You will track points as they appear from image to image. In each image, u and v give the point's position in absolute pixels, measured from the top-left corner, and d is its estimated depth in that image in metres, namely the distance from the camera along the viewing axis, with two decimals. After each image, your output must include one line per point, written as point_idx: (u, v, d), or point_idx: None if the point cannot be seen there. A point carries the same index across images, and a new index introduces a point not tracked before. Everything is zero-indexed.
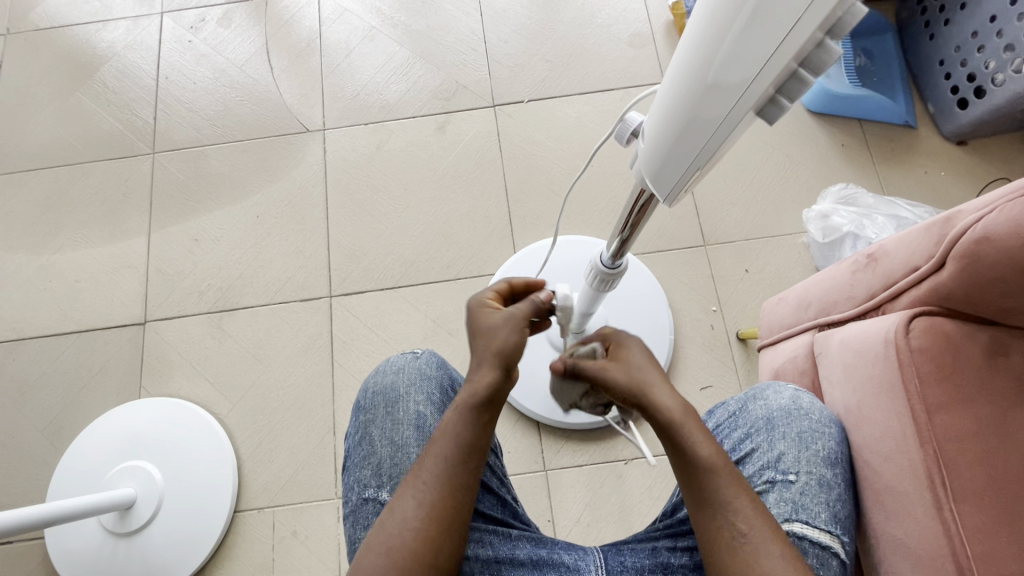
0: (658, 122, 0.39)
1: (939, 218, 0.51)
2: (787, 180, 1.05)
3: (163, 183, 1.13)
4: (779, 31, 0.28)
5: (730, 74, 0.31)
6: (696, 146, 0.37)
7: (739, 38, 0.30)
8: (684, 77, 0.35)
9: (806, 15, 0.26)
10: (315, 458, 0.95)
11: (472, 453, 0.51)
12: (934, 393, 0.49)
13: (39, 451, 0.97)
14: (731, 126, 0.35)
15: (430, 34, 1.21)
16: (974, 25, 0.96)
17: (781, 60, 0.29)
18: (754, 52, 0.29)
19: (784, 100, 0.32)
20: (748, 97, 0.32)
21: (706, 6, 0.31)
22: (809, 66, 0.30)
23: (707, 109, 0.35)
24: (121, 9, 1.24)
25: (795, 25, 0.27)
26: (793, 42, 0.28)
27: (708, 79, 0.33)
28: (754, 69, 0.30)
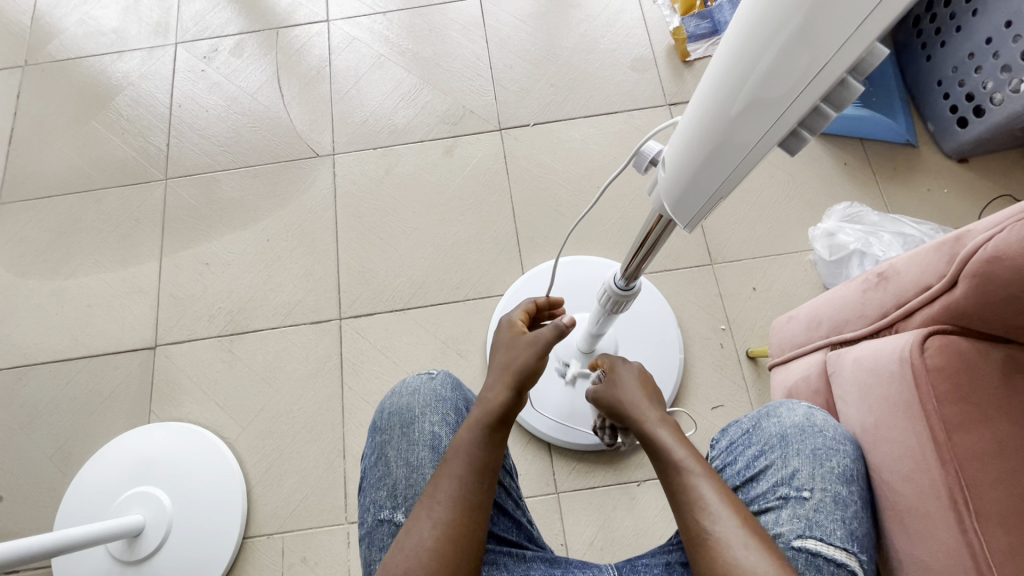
0: (679, 153, 0.40)
1: (949, 238, 0.51)
2: (791, 199, 1.06)
3: (175, 209, 1.14)
4: (807, 72, 0.29)
5: (757, 110, 0.33)
6: (718, 176, 0.38)
7: (774, 64, 0.30)
8: (709, 111, 0.36)
9: (834, 60, 0.27)
10: (325, 483, 0.95)
11: (485, 472, 0.52)
12: (953, 412, 0.49)
13: (48, 477, 0.96)
14: (760, 152, 0.35)
15: (437, 61, 1.24)
16: (970, 46, 0.98)
17: (816, 88, 0.29)
18: (780, 90, 0.31)
19: (805, 134, 0.33)
20: (771, 133, 0.33)
21: (734, 45, 0.32)
22: (832, 102, 0.31)
23: (738, 134, 0.35)
24: (136, 40, 1.27)
25: (833, 55, 0.27)
26: (830, 70, 0.28)
27: (732, 114, 0.34)
28: (779, 107, 0.32)
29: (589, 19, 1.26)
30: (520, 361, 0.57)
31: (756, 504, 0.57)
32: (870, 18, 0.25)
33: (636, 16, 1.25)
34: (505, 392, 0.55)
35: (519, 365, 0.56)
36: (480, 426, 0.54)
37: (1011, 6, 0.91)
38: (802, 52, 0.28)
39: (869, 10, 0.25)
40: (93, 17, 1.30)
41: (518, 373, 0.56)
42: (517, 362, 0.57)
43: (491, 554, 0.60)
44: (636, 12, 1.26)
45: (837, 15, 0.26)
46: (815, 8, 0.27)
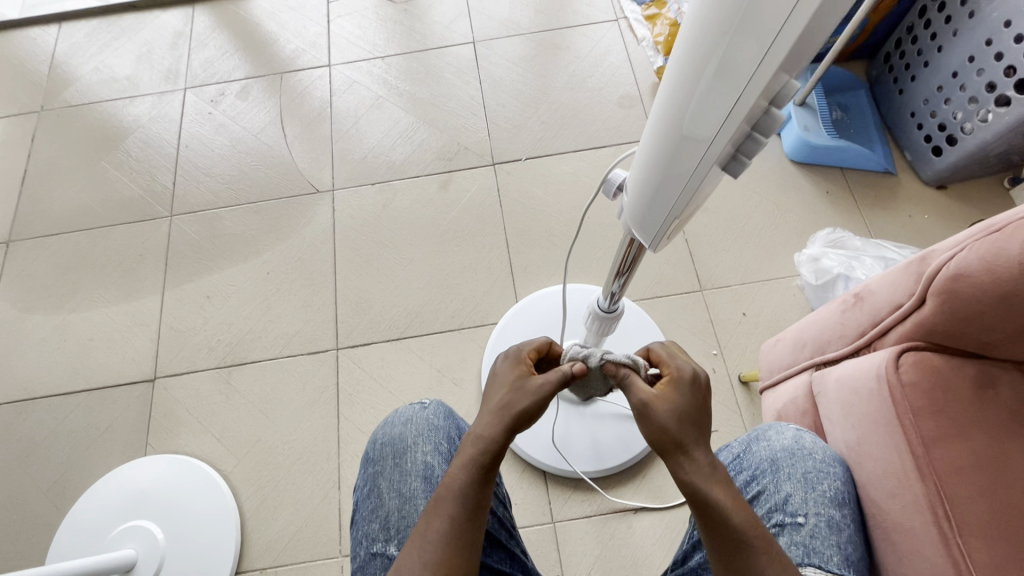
0: (637, 178, 0.43)
1: (915, 258, 0.54)
2: (777, 226, 1.09)
3: (178, 244, 1.18)
4: (727, 104, 0.32)
5: (694, 137, 0.36)
6: (671, 197, 0.41)
7: (700, 101, 0.34)
8: (656, 138, 0.39)
9: (745, 95, 0.31)
10: (319, 515, 0.94)
11: (478, 510, 0.50)
12: (929, 427, 0.50)
13: (41, 512, 0.96)
14: (701, 178, 0.39)
15: (434, 102, 1.29)
16: (938, 80, 1.03)
17: (736, 119, 0.33)
18: (710, 117, 0.34)
19: (743, 157, 0.37)
20: (709, 156, 0.36)
21: (669, 79, 0.36)
22: (761, 130, 0.35)
23: (680, 163, 0.38)
24: (147, 86, 1.34)
25: (744, 91, 0.31)
26: (744, 104, 0.32)
27: (675, 141, 0.37)
28: (709, 137, 0.35)
29: (577, 60, 1.32)
30: (521, 404, 0.53)
31: None
32: (772, 50, 0.28)
33: (622, 57, 1.32)
34: (498, 429, 0.52)
35: (519, 409, 0.52)
36: (474, 463, 0.51)
37: (972, 42, 0.96)
38: (720, 90, 0.32)
39: (770, 43, 0.28)
40: (108, 65, 1.37)
41: (519, 416, 0.52)
42: (518, 405, 0.53)
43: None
44: (622, 53, 1.32)
45: (744, 49, 0.29)
46: (728, 43, 0.30)
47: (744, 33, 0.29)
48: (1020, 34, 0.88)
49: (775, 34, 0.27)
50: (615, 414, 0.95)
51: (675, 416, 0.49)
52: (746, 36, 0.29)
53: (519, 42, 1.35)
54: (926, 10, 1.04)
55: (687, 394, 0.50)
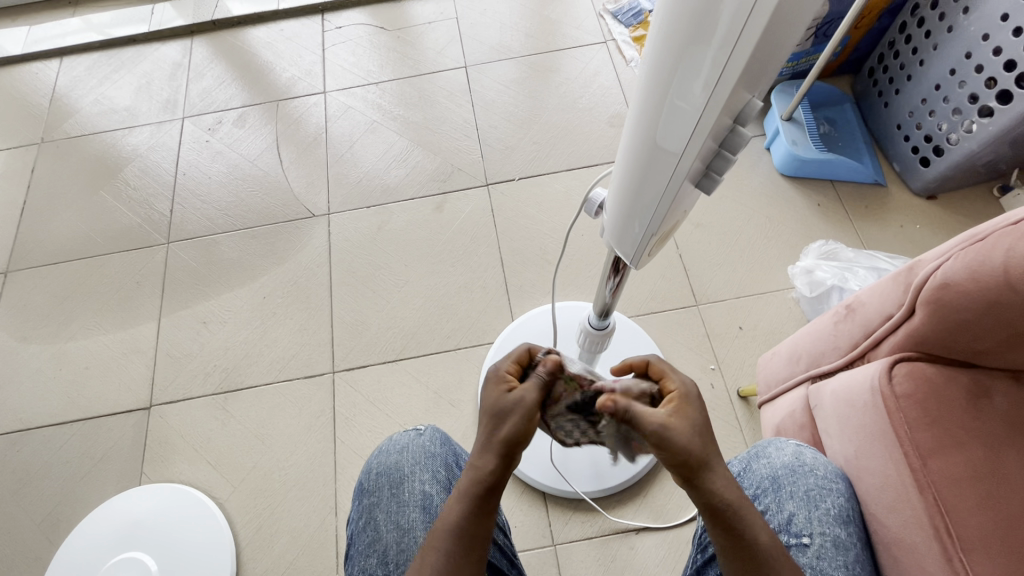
0: (615, 194, 0.44)
1: (903, 268, 0.54)
2: (770, 240, 1.10)
3: (175, 270, 1.18)
4: (689, 124, 0.33)
5: (663, 149, 0.36)
6: (648, 212, 0.42)
7: (666, 120, 0.35)
8: (631, 153, 0.40)
9: (706, 114, 0.32)
10: (316, 542, 0.93)
11: (475, 543, 0.47)
12: (924, 439, 0.49)
13: (34, 546, 0.95)
14: (674, 195, 0.39)
15: (428, 124, 1.32)
16: (921, 93, 1.04)
17: (700, 137, 0.34)
18: (677, 131, 0.34)
19: (714, 175, 0.38)
20: (680, 170, 0.37)
21: (638, 98, 0.36)
22: (729, 148, 0.36)
23: (653, 180, 0.39)
24: (146, 116, 1.36)
25: (704, 110, 0.32)
26: (707, 123, 0.33)
27: (647, 156, 0.38)
28: (677, 154, 0.36)
29: (567, 82, 1.35)
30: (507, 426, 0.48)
31: None
32: (729, 63, 0.29)
33: (611, 77, 1.35)
34: (493, 460, 0.48)
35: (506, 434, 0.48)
36: (468, 493, 0.48)
37: (952, 56, 0.98)
38: (683, 110, 0.33)
39: (726, 56, 0.29)
40: (108, 97, 1.40)
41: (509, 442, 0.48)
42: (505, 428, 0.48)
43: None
44: (611, 74, 1.35)
45: (702, 65, 0.30)
46: (686, 60, 0.31)
47: (702, 49, 0.29)
48: (998, 47, 0.90)
49: (730, 48, 0.28)
50: None
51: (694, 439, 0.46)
52: (703, 52, 0.29)
53: (510, 65, 1.38)
54: (907, 26, 1.07)
55: (699, 413, 0.48)
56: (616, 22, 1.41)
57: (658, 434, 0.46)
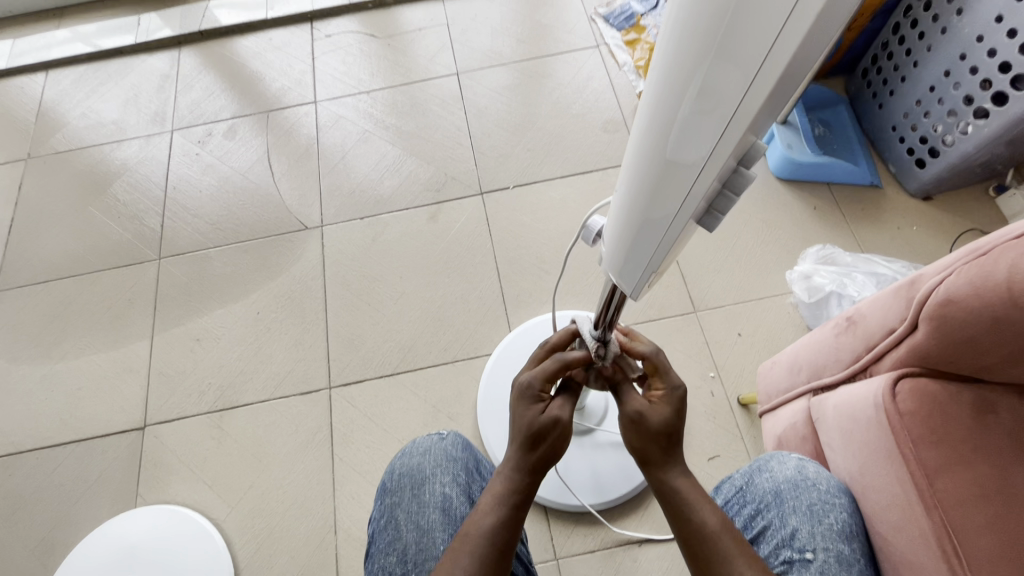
0: (617, 221, 0.43)
1: (905, 282, 0.53)
2: (767, 244, 1.09)
3: (168, 286, 1.17)
4: (701, 154, 0.32)
5: (669, 179, 0.35)
6: (652, 241, 0.41)
7: (674, 150, 0.33)
8: (634, 182, 0.38)
9: (720, 145, 0.31)
10: (316, 562, 0.92)
11: (505, 555, 0.49)
12: (930, 457, 0.49)
13: (28, 572, 0.93)
14: (681, 225, 0.38)
15: (420, 133, 1.30)
16: (916, 94, 1.04)
17: (712, 168, 0.32)
18: (687, 163, 0.33)
19: (716, 214, 0.37)
20: (688, 202, 0.36)
21: (643, 127, 0.35)
22: (731, 187, 0.35)
23: (658, 210, 0.38)
24: (135, 129, 1.35)
25: (717, 141, 0.31)
26: (719, 154, 0.31)
27: (653, 184, 0.37)
28: (686, 183, 0.35)
29: (560, 87, 1.34)
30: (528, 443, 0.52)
31: None
32: (747, 97, 0.28)
33: (604, 82, 1.34)
34: (525, 471, 0.52)
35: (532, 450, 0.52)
36: (505, 502, 0.51)
37: (946, 59, 0.97)
38: (695, 142, 0.32)
39: (744, 90, 0.27)
40: (96, 110, 1.38)
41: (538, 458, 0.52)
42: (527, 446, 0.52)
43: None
44: (604, 78, 1.34)
45: (717, 96, 0.29)
46: (699, 92, 0.29)
47: (716, 80, 0.28)
48: (993, 49, 0.90)
49: (748, 82, 0.27)
50: (614, 443, 0.93)
51: (663, 433, 0.50)
52: (718, 84, 0.28)
53: (502, 72, 1.37)
54: (899, 27, 1.06)
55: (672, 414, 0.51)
56: (607, 26, 1.40)
57: (631, 420, 0.51)
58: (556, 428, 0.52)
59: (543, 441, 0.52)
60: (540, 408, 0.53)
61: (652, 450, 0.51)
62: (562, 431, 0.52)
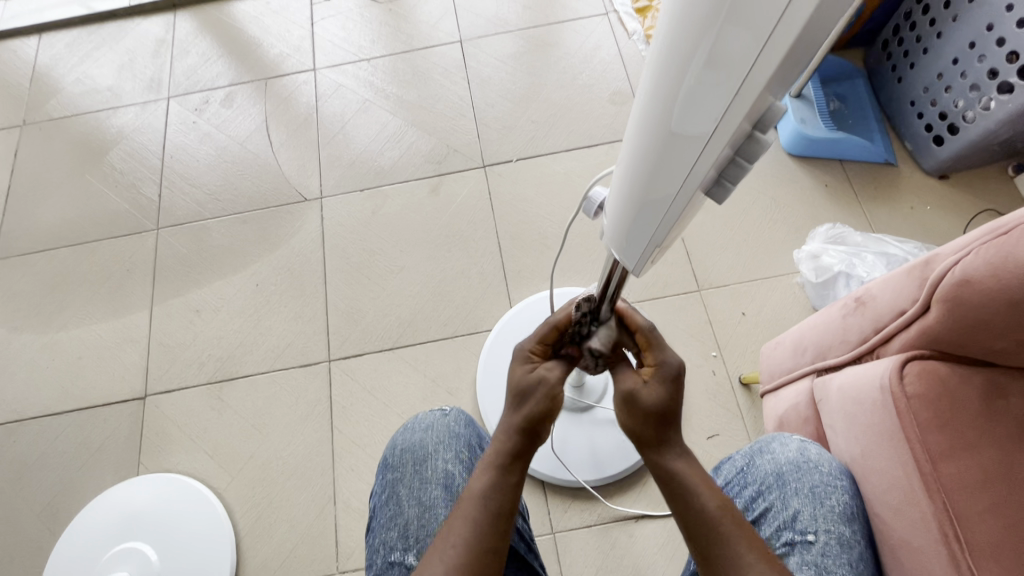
0: (617, 196, 0.40)
1: (918, 262, 0.52)
2: (776, 222, 1.07)
3: (166, 257, 1.16)
4: (707, 127, 0.30)
5: (672, 153, 0.33)
6: (652, 219, 0.38)
7: (679, 121, 0.31)
8: (636, 154, 0.36)
9: (727, 116, 0.29)
10: (316, 530, 0.93)
11: (503, 514, 0.48)
12: (936, 440, 0.48)
13: (34, 536, 0.95)
14: (684, 202, 0.36)
15: (421, 103, 1.27)
16: (938, 67, 1.00)
17: (717, 143, 0.30)
18: (693, 135, 0.31)
19: (727, 183, 0.35)
20: (693, 177, 0.34)
21: (647, 93, 0.33)
22: (745, 154, 0.33)
23: (660, 187, 0.36)
24: (131, 96, 1.32)
25: (725, 112, 0.29)
26: (726, 127, 0.29)
27: (656, 159, 0.34)
28: (691, 157, 0.32)
29: (567, 56, 1.29)
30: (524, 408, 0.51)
31: None
32: (760, 60, 0.25)
33: (613, 52, 1.29)
34: (513, 434, 0.50)
35: (527, 411, 0.50)
36: (494, 464, 0.50)
37: (972, 29, 0.93)
38: (702, 114, 0.30)
39: (757, 53, 0.25)
40: (90, 76, 1.35)
41: (530, 419, 0.50)
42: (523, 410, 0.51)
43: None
44: (613, 48, 1.29)
45: (727, 62, 0.26)
46: (708, 56, 0.27)
47: (728, 42, 0.26)
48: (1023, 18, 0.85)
49: (760, 46, 0.25)
50: (614, 421, 0.93)
51: (653, 413, 0.49)
52: (730, 46, 0.26)
53: (507, 39, 1.32)
54: None
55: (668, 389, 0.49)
56: None
57: (627, 398, 0.50)
58: (541, 386, 0.51)
59: (528, 400, 0.51)
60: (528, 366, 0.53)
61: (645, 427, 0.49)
62: (549, 394, 0.51)
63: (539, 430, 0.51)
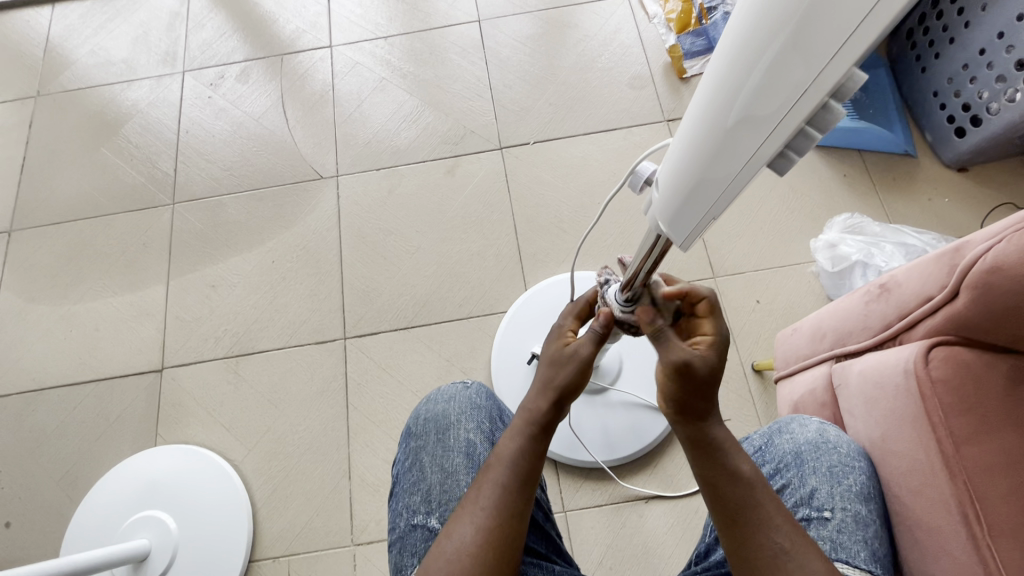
0: (670, 172, 0.39)
1: (948, 249, 0.52)
2: (792, 211, 1.07)
3: (182, 232, 1.16)
4: (785, 101, 0.29)
5: (742, 129, 0.32)
6: (706, 199, 0.37)
7: (754, 94, 0.30)
8: (697, 128, 0.35)
9: (810, 90, 0.27)
10: (332, 504, 0.94)
11: (530, 481, 0.49)
12: (959, 424, 0.49)
13: (54, 502, 0.97)
14: (744, 180, 0.35)
15: (438, 83, 1.26)
16: (964, 57, 0.99)
17: (794, 118, 0.29)
18: (767, 108, 0.30)
19: (791, 155, 0.33)
20: (758, 156, 0.33)
21: (720, 61, 0.31)
22: (815, 125, 0.30)
23: (721, 165, 0.35)
24: (145, 70, 1.31)
25: (808, 88, 0.27)
26: (806, 102, 0.28)
27: (722, 135, 0.33)
28: (761, 134, 0.31)
29: (586, 39, 1.28)
30: (559, 376, 0.52)
31: None
32: (859, 31, 0.24)
33: (632, 35, 1.28)
34: (543, 403, 0.51)
35: (560, 383, 0.51)
36: (526, 434, 0.50)
37: (1001, 19, 0.92)
38: (781, 88, 0.28)
39: (856, 25, 0.24)
40: (104, 48, 1.34)
41: (561, 392, 0.51)
42: (557, 380, 0.52)
43: (522, 566, 0.58)
44: (632, 32, 1.28)
45: (819, 35, 0.25)
46: (799, 23, 0.26)
47: (825, 8, 0.24)
48: None
49: (859, 21, 0.23)
50: (626, 404, 0.94)
51: (705, 380, 0.47)
52: (825, 17, 0.25)
53: (525, 20, 1.31)
54: None
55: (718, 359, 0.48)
56: None
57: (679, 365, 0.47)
58: (573, 358, 0.52)
59: (559, 370, 0.52)
60: (561, 343, 0.54)
61: (697, 400, 0.48)
62: (581, 367, 0.52)
63: (566, 401, 0.52)
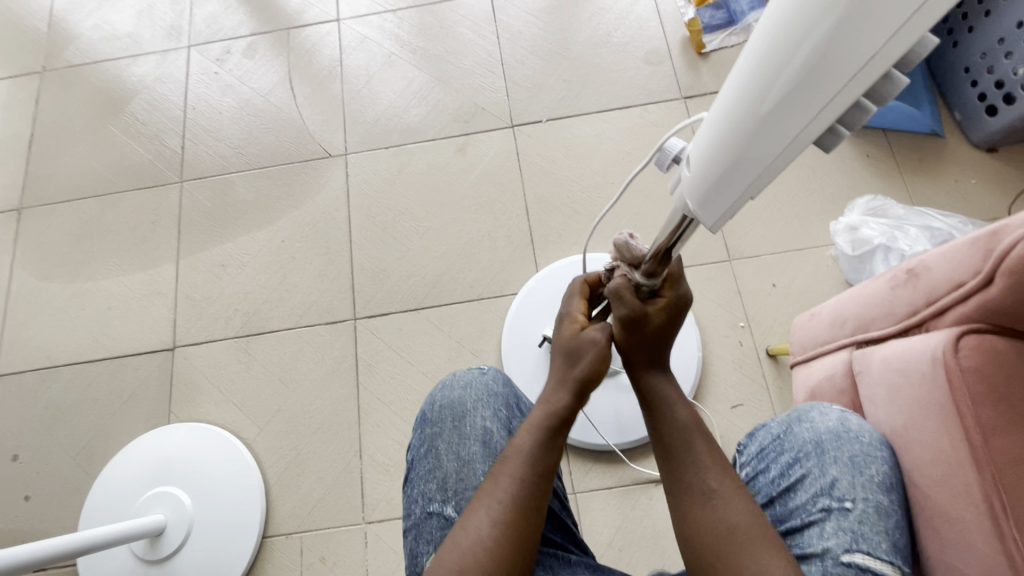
0: (706, 147, 0.37)
1: (984, 232, 0.50)
2: (813, 193, 1.04)
3: (190, 211, 1.15)
4: (853, 63, 0.26)
5: (798, 96, 0.29)
6: (746, 178, 0.35)
7: (817, 57, 0.27)
8: (739, 102, 0.33)
9: (887, 47, 0.25)
10: (343, 483, 0.95)
11: (548, 474, 0.48)
12: (989, 416, 0.47)
13: (72, 477, 0.98)
14: (792, 155, 0.33)
15: (448, 58, 1.23)
16: (999, 32, 0.95)
17: (862, 81, 0.27)
18: (828, 74, 0.27)
19: (845, 129, 0.30)
20: (813, 125, 0.30)
21: (775, 23, 0.29)
22: (877, 93, 0.28)
23: (768, 138, 0.32)
24: (150, 44, 1.28)
25: (884, 43, 0.25)
26: (880, 61, 0.26)
27: (772, 105, 0.31)
28: (819, 101, 0.29)
29: (601, 13, 1.24)
30: (577, 365, 0.52)
31: (797, 517, 0.54)
32: None
33: (649, 8, 1.23)
34: (565, 392, 0.51)
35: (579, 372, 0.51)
36: (545, 427, 0.50)
37: None
38: (852, 45, 0.26)
39: None
40: (108, 22, 1.31)
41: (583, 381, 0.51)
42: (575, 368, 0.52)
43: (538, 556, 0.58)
44: (650, 4, 1.23)
45: None
46: None
47: None
48: None
49: None
50: None
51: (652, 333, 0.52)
52: None
53: None
54: None
55: (671, 317, 0.52)
56: None
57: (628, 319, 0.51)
58: (591, 347, 0.52)
59: (576, 359, 0.52)
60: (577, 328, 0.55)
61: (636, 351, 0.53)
62: (599, 355, 0.51)
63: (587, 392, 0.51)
